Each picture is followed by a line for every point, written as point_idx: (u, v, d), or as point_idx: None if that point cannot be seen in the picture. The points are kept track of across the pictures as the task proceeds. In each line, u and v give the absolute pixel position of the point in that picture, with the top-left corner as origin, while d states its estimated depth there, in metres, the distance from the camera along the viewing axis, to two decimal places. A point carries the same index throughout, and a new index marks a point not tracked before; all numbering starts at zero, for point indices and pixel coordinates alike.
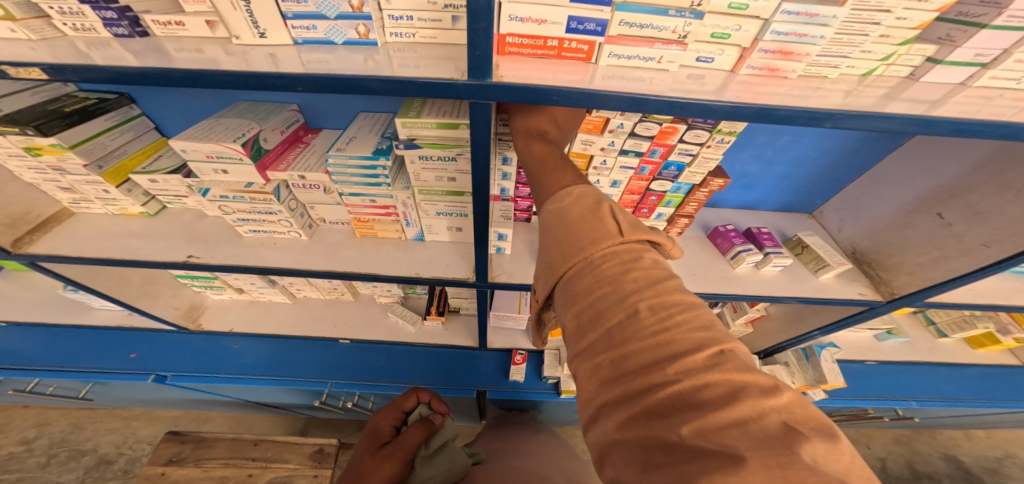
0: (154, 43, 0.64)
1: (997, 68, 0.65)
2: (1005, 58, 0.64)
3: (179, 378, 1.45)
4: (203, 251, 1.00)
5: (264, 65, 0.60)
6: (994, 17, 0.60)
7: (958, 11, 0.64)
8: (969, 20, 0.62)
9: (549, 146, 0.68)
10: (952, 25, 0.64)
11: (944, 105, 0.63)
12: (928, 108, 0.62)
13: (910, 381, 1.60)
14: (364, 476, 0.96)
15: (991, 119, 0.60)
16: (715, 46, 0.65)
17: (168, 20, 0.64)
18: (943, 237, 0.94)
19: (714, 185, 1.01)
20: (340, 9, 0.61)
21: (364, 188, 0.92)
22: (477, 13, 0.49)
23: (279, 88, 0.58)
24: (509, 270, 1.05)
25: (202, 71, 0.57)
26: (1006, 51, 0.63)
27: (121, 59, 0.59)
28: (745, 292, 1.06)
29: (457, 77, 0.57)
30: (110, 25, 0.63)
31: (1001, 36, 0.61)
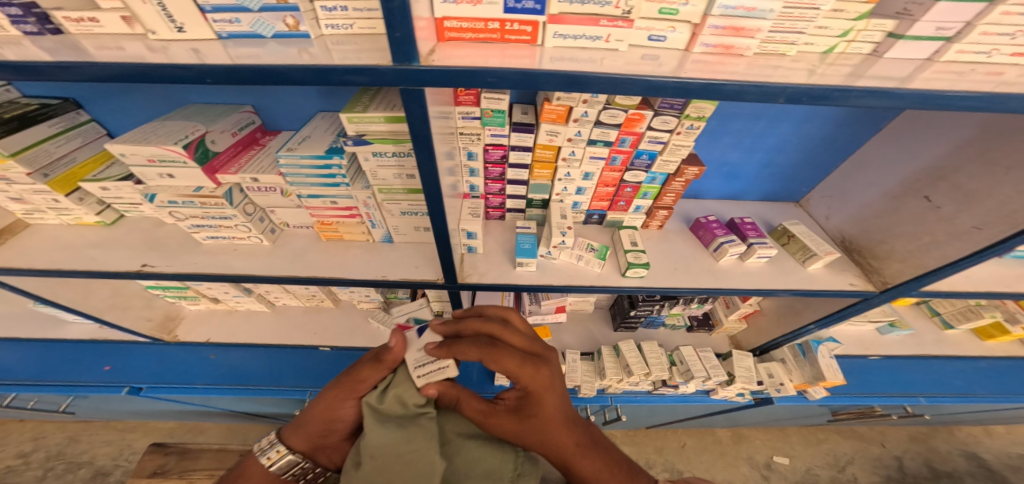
0: (68, 40, 0.60)
1: (962, 42, 0.60)
2: (969, 30, 0.59)
3: (156, 390, 1.42)
4: (160, 260, 0.96)
5: (182, 59, 0.56)
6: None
7: None
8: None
9: (583, 455, 0.70)
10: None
11: (915, 81, 0.58)
12: (897, 84, 0.57)
13: (917, 377, 1.51)
14: (332, 424, 0.74)
15: (967, 91, 0.55)
16: (665, 23, 0.61)
17: (80, 16, 0.60)
18: (932, 221, 0.88)
19: (689, 174, 0.96)
20: (263, 1, 0.59)
21: (322, 189, 0.89)
22: None
23: (178, 80, 0.55)
24: (481, 271, 1.01)
25: (109, 67, 0.53)
26: (969, 25, 0.59)
27: (32, 57, 0.56)
28: (730, 286, 1.00)
29: (382, 62, 0.52)
30: (18, 23, 0.60)
31: (963, 8, 0.57)
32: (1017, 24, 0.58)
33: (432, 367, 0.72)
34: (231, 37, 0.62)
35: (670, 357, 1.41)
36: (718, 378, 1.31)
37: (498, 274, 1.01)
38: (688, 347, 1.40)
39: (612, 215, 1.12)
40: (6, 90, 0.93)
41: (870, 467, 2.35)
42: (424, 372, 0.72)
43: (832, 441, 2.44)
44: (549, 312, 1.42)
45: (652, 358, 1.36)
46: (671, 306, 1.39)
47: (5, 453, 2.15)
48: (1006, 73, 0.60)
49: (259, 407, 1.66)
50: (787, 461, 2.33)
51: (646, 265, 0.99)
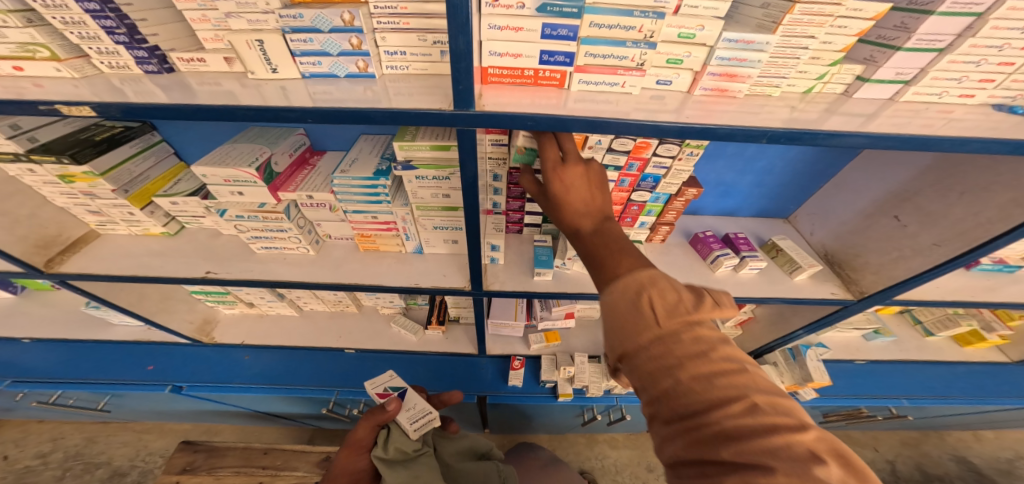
0: (178, 78, 0.73)
1: (917, 85, 0.74)
2: (923, 76, 0.72)
3: (194, 389, 1.51)
4: (220, 267, 1.07)
5: (277, 96, 0.69)
6: (905, 40, 0.68)
7: (878, 34, 0.73)
8: (886, 43, 0.71)
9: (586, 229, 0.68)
10: (873, 47, 0.73)
11: (878, 118, 0.72)
12: (861, 122, 0.70)
13: (903, 381, 1.61)
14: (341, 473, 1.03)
15: (916, 133, 0.68)
16: (671, 70, 0.74)
17: (191, 57, 0.74)
18: (900, 237, 1.01)
19: (689, 195, 1.09)
20: (342, 47, 0.71)
21: (366, 205, 1.00)
22: (458, 55, 0.57)
23: (292, 120, 0.66)
24: (503, 279, 1.13)
25: (221, 105, 0.66)
26: (922, 70, 0.72)
27: (153, 94, 0.68)
28: (726, 294, 1.12)
29: (444, 107, 0.65)
30: (142, 63, 0.72)
31: (918, 56, 0.70)
32: (962, 71, 0.71)
33: (422, 422, 1.07)
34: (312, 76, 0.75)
35: None
36: None
37: (519, 282, 1.13)
38: None
39: None
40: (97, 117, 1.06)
41: None
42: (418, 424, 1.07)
43: None
44: (559, 318, 1.53)
45: None
46: None
47: (25, 454, 2.21)
48: (951, 115, 0.73)
49: (283, 407, 1.75)
50: None
51: None
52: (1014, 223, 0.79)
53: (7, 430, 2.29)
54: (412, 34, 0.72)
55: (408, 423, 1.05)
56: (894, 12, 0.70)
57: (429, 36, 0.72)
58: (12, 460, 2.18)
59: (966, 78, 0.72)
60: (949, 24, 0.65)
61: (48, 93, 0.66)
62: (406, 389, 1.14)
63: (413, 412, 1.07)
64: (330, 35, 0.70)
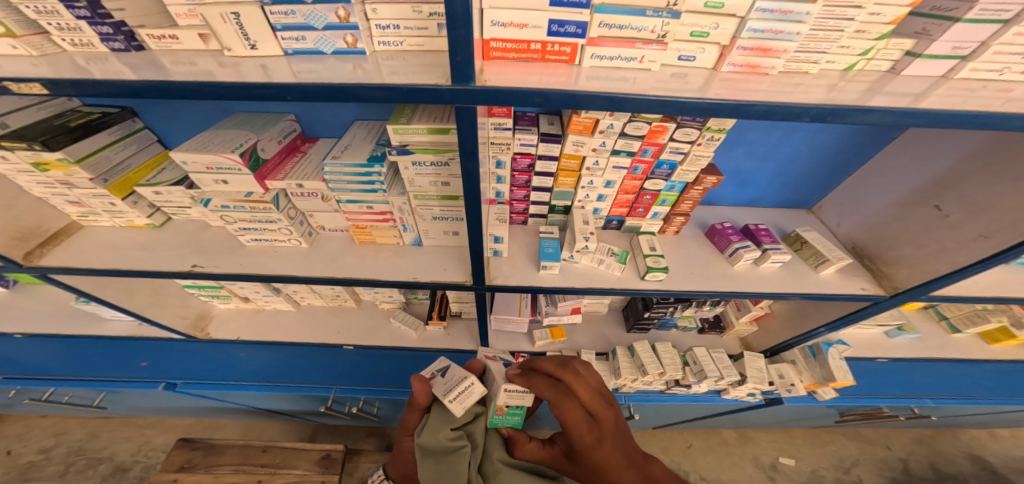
0: (149, 56, 0.67)
1: (976, 61, 0.65)
2: (983, 50, 0.63)
3: (189, 385, 1.48)
4: (208, 261, 1.01)
5: (257, 74, 0.62)
6: (965, 11, 0.60)
7: (932, 5, 0.65)
8: (943, 14, 0.63)
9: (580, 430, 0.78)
10: (926, 19, 0.65)
11: (928, 97, 0.64)
12: (909, 102, 0.62)
13: (927, 380, 1.53)
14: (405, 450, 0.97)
15: (973, 111, 0.60)
16: (695, 45, 0.66)
17: (162, 34, 0.66)
18: (940, 228, 0.93)
19: (707, 183, 1.02)
20: (328, 20, 0.64)
21: (361, 195, 0.93)
22: (455, 20, 0.49)
23: (267, 97, 0.60)
24: (506, 274, 1.06)
25: (192, 82, 0.59)
26: (983, 44, 0.63)
27: (119, 72, 0.61)
28: (745, 290, 1.05)
29: (441, 82, 0.57)
30: (107, 39, 0.66)
31: (980, 29, 0.61)
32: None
33: (457, 390, 0.86)
34: (298, 53, 0.67)
35: (683, 358, 1.45)
36: (731, 378, 1.34)
37: (523, 276, 1.06)
38: (701, 348, 1.44)
39: (630, 221, 1.18)
40: (71, 101, 1.00)
41: (876, 469, 2.37)
42: (454, 395, 0.87)
43: (838, 443, 2.46)
44: (565, 313, 1.46)
45: (666, 358, 1.40)
46: (684, 308, 1.44)
47: (28, 448, 2.20)
48: (1015, 93, 0.65)
49: (281, 404, 1.71)
50: (792, 462, 2.35)
51: (665, 268, 1.04)
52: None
53: (10, 424, 2.28)
54: (406, 5, 0.65)
55: (442, 394, 0.87)
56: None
57: (424, 8, 0.64)
58: (15, 454, 2.18)
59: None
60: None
61: (2, 70, 0.60)
62: (449, 367, 0.95)
63: (450, 381, 0.89)
64: (314, 8, 0.63)
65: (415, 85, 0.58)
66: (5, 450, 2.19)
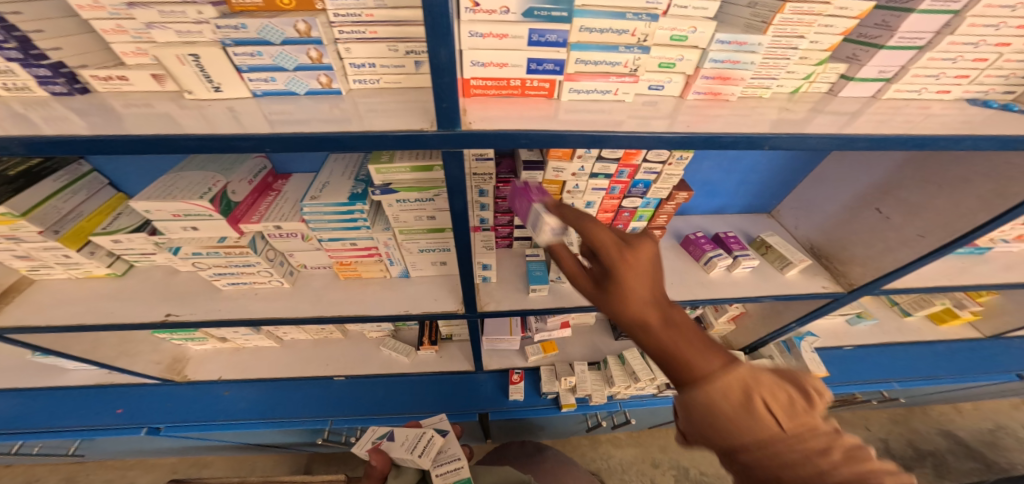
0: (96, 100, 0.63)
1: (898, 83, 0.72)
2: (903, 73, 0.71)
3: (173, 428, 1.40)
4: (183, 308, 0.97)
5: (217, 121, 0.58)
6: (887, 39, 0.67)
7: (860, 33, 0.71)
8: (868, 41, 0.69)
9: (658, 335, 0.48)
10: (855, 45, 0.72)
11: (860, 117, 0.70)
12: (843, 122, 0.68)
13: (889, 363, 1.64)
14: None
15: (909, 131, 0.65)
16: (664, 74, 0.71)
17: (109, 75, 0.63)
18: (884, 229, 1.01)
19: (679, 198, 1.09)
20: (298, 61, 0.61)
21: (343, 232, 0.92)
22: (440, 69, 0.47)
23: (246, 149, 0.56)
24: (497, 299, 1.09)
25: (148, 131, 0.55)
26: (903, 69, 0.71)
27: (68, 120, 0.58)
28: (723, 296, 1.10)
29: (427, 127, 0.56)
30: (46, 83, 0.62)
31: (900, 55, 0.68)
32: (939, 68, 0.69)
33: (421, 445, 1.28)
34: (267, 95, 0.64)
35: None
36: None
37: (515, 300, 1.08)
38: None
39: None
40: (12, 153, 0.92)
41: None
42: (418, 449, 1.28)
43: None
44: (555, 328, 1.51)
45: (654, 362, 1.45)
46: None
47: None
48: (938, 112, 0.71)
49: (271, 438, 1.62)
50: None
51: None
52: (997, 212, 0.80)
53: None
54: (382, 43, 0.62)
55: (408, 453, 1.25)
56: (877, 10, 0.68)
57: (401, 46, 0.62)
58: None
59: (945, 73, 0.70)
60: (928, 21, 0.64)
61: None
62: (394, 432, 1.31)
63: (406, 441, 1.29)
64: (282, 49, 0.59)
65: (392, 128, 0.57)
66: None
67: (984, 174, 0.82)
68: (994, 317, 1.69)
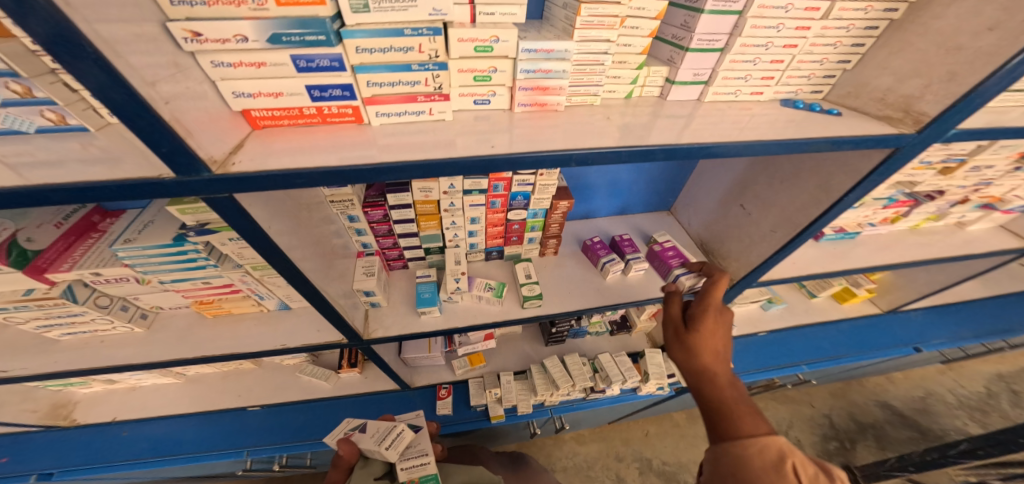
0: None
1: (714, 86, 0.73)
2: (716, 76, 0.71)
3: (66, 473, 1.34)
4: (9, 363, 0.90)
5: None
6: (690, 41, 0.66)
7: (670, 33, 0.70)
8: (678, 43, 0.68)
9: None
10: (671, 47, 0.71)
11: (694, 119, 0.70)
12: (680, 126, 0.68)
13: (804, 347, 1.68)
14: None
15: (709, 141, 0.64)
16: (484, 88, 0.68)
17: None
18: (747, 225, 1.02)
19: (562, 207, 1.06)
20: (2, 96, 0.55)
21: (187, 273, 0.89)
22: (128, 110, 0.41)
23: None
24: (386, 325, 1.06)
25: None
26: (714, 70, 0.71)
27: None
28: (614, 303, 1.10)
29: (163, 174, 0.50)
30: None
31: (707, 57, 0.68)
32: (744, 71, 0.71)
33: (391, 437, 1.03)
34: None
35: (593, 365, 1.53)
36: (633, 379, 1.44)
37: (404, 324, 1.06)
38: (606, 354, 1.52)
39: (509, 249, 1.20)
40: None
41: (808, 428, 2.57)
42: (387, 442, 1.03)
43: (772, 409, 2.63)
44: (478, 341, 1.51)
45: (575, 370, 1.46)
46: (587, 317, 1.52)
47: None
48: (749, 120, 0.70)
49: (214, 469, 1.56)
50: None
51: (540, 295, 1.09)
52: (825, 206, 0.82)
53: None
54: None
55: (375, 445, 1.01)
56: (678, 10, 0.67)
57: None
58: None
59: (758, 59, 0.69)
60: (720, 22, 0.64)
61: None
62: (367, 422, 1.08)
63: (377, 433, 1.04)
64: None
65: (116, 174, 0.50)
66: None
67: (810, 168, 0.84)
68: (887, 291, 1.76)
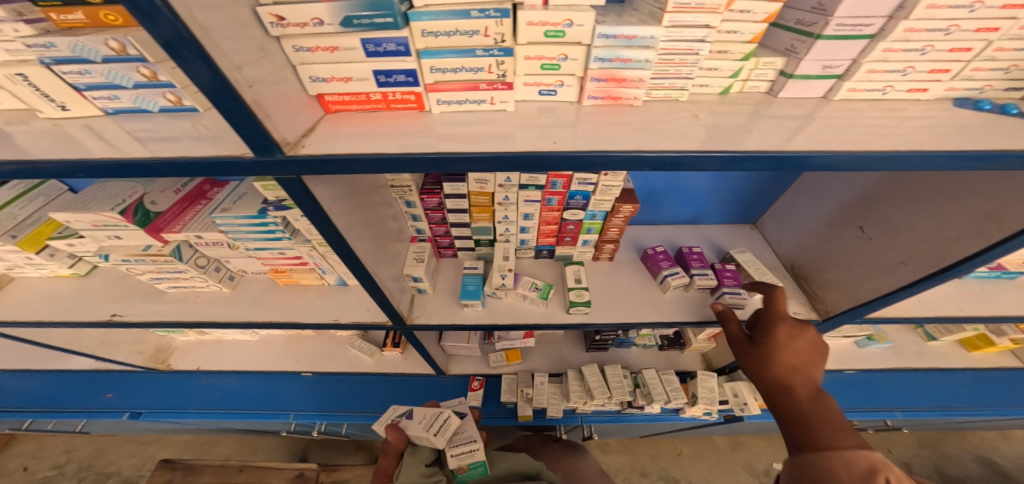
0: None
1: (852, 80, 0.59)
2: (856, 69, 0.58)
3: (152, 416, 1.52)
4: (128, 308, 1.04)
5: (71, 143, 0.57)
6: (823, 27, 0.53)
7: (795, 17, 0.58)
8: (805, 29, 0.56)
9: None
10: (793, 34, 0.59)
11: (815, 120, 0.60)
12: (793, 128, 0.59)
13: (904, 392, 1.43)
14: None
15: (833, 149, 0.54)
16: (551, 77, 0.61)
17: None
18: (864, 251, 0.86)
19: (625, 211, 0.98)
20: (133, 79, 0.56)
21: (266, 243, 0.94)
22: (214, 95, 0.41)
23: (59, 177, 0.53)
24: (429, 312, 1.07)
25: None
26: (855, 62, 0.57)
27: None
28: (673, 320, 1.01)
29: (246, 153, 0.52)
30: None
31: (845, 46, 0.55)
32: (904, 62, 0.56)
33: (436, 423, 1.01)
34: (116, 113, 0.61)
35: (635, 379, 1.43)
36: (678, 401, 1.32)
37: (446, 314, 1.06)
38: (651, 369, 1.42)
39: (561, 249, 1.15)
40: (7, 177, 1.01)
41: None
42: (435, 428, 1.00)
43: None
44: (518, 338, 1.48)
45: (614, 382, 1.37)
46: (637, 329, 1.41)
47: (43, 464, 2.30)
48: (890, 124, 0.58)
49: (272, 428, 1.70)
50: None
51: (588, 302, 1.02)
52: (985, 242, 0.64)
53: (24, 442, 2.38)
54: None
55: (423, 432, 0.99)
56: None
57: None
58: (32, 470, 2.28)
59: (930, 48, 0.54)
60: (874, 3, 0.50)
61: None
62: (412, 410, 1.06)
63: (424, 420, 1.02)
64: (108, 67, 0.54)
65: (217, 152, 0.53)
66: (22, 467, 2.30)
67: (971, 192, 0.66)
68: None
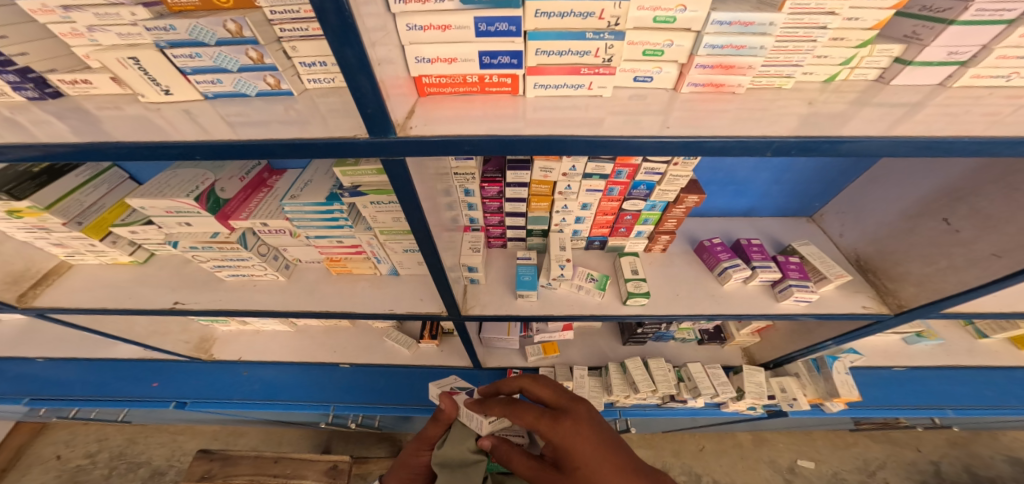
0: (69, 104, 0.63)
1: (977, 66, 0.59)
2: (984, 55, 0.58)
3: (198, 404, 1.56)
4: (189, 297, 1.04)
5: (176, 125, 0.57)
6: (960, 12, 0.54)
7: (922, 4, 0.59)
8: (934, 15, 0.57)
9: None
10: (916, 21, 0.59)
11: (925, 108, 0.58)
12: (904, 114, 0.57)
13: (956, 391, 1.42)
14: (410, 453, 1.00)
15: (949, 134, 0.53)
16: (650, 64, 0.60)
17: (74, 79, 0.62)
18: (951, 244, 0.85)
19: (689, 202, 0.97)
20: (240, 62, 0.59)
21: (328, 231, 0.93)
22: (351, 70, 0.42)
23: (172, 157, 0.54)
24: (483, 302, 1.05)
25: (101, 136, 0.55)
26: (984, 48, 0.58)
27: (47, 123, 0.59)
28: (733, 313, 1.00)
29: (358, 135, 0.52)
30: (18, 88, 0.62)
31: (977, 31, 0.55)
32: None
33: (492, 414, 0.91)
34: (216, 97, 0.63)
35: (679, 373, 1.41)
36: (726, 395, 1.30)
37: (501, 305, 1.04)
38: (696, 364, 1.40)
39: (613, 241, 1.13)
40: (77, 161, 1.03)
41: (903, 471, 2.19)
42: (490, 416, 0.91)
43: (862, 445, 2.28)
44: (557, 330, 1.45)
45: (659, 375, 1.35)
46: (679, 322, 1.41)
47: (74, 453, 2.32)
48: (1004, 112, 0.57)
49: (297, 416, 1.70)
50: (812, 466, 2.20)
51: (647, 294, 1.00)
52: None
53: (55, 430, 2.41)
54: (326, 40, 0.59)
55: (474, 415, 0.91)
56: None
57: None
58: (63, 459, 2.30)
59: None
60: None
61: None
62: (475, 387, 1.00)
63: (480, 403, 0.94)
64: (220, 49, 0.58)
65: (329, 134, 0.53)
66: (55, 455, 2.32)
67: None
68: None
